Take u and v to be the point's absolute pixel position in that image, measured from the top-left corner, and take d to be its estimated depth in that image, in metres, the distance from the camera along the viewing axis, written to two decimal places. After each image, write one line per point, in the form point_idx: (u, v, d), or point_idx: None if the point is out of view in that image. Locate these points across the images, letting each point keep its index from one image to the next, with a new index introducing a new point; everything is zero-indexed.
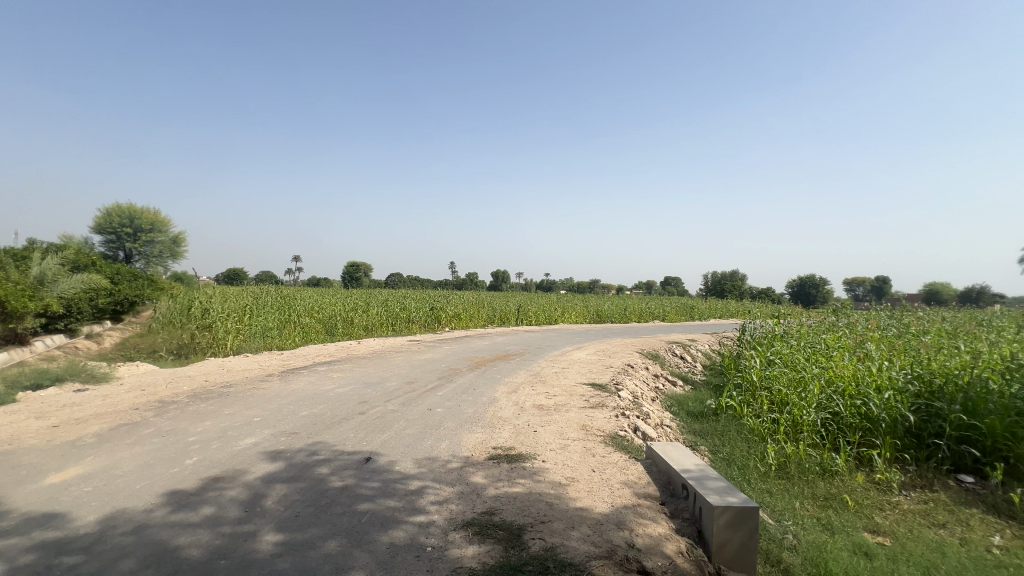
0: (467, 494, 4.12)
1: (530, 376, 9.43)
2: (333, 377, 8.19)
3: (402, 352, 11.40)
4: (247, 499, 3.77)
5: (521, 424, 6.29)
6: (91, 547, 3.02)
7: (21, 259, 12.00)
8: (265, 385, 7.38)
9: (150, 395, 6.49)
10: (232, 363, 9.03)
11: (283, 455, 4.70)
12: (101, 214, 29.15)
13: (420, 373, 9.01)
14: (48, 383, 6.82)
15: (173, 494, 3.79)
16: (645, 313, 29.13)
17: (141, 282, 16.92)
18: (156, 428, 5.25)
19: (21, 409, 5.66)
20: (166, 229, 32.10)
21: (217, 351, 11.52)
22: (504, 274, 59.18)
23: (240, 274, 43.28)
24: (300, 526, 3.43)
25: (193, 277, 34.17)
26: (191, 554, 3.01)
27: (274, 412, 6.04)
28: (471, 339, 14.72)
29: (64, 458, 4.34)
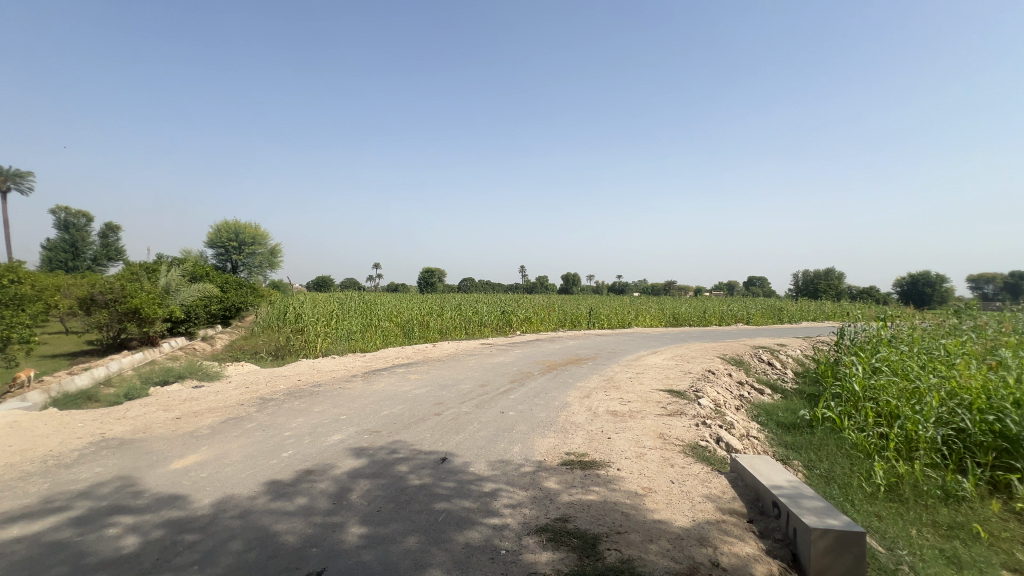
0: (540, 499, 4.10)
1: (603, 381, 9.21)
2: (411, 379, 8.56)
3: (474, 355, 11.65)
4: (334, 492, 4.03)
5: (594, 430, 6.15)
6: (207, 528, 3.38)
7: (151, 271, 13.87)
8: (349, 386, 7.86)
9: (252, 393, 7.17)
10: (322, 364, 9.77)
11: (366, 452, 4.98)
12: (212, 230, 32.93)
13: (492, 376, 9.17)
14: (172, 380, 7.80)
15: (272, 483, 4.14)
16: (725, 316, 27.46)
17: (244, 290, 18.89)
18: (257, 422, 5.78)
19: (152, 402, 6.52)
20: (263, 241, 35.42)
21: (308, 353, 12.54)
22: (574, 276, 58.51)
23: (328, 281, 46.90)
24: (382, 520, 3.60)
25: (287, 285, 37.59)
26: (288, 540, 3.27)
27: (357, 411, 6.41)
28: (542, 343, 14.68)
29: (184, 446, 4.92)
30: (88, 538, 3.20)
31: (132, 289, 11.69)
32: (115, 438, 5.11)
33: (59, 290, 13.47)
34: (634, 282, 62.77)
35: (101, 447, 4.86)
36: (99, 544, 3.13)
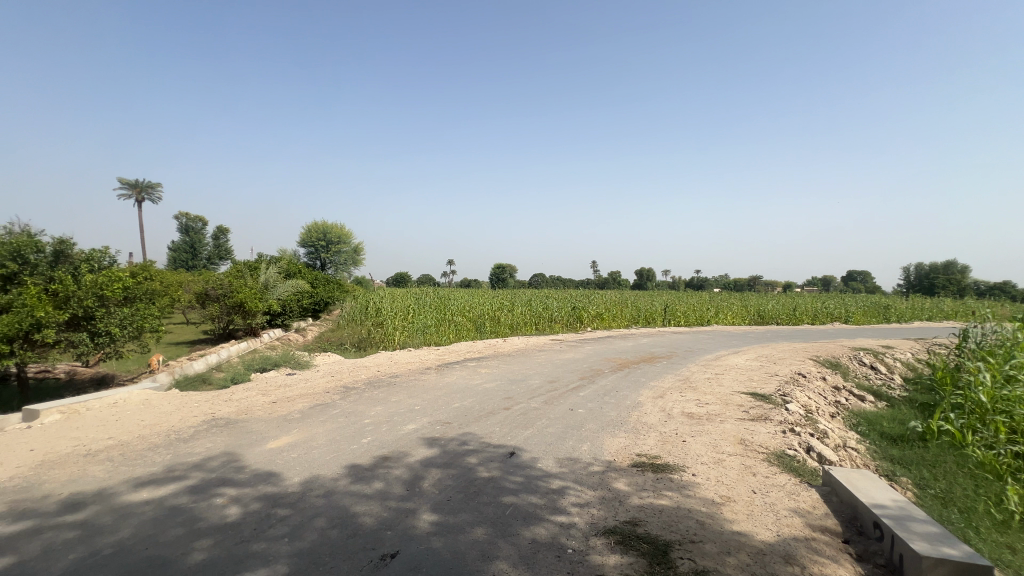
0: (609, 500, 4.00)
1: (678, 380, 8.80)
2: (481, 372, 8.76)
3: (544, 351, 11.64)
4: (408, 479, 4.22)
5: (667, 432, 5.91)
6: (296, 504, 3.69)
7: (254, 268, 15.42)
8: (424, 378, 8.19)
9: (337, 381, 7.74)
10: (399, 355, 10.30)
11: (438, 442, 5.17)
12: (304, 231, 36.00)
13: (562, 372, 9.12)
14: (269, 367, 8.63)
15: (352, 467, 4.43)
16: (820, 314, 25.09)
17: (331, 285, 20.41)
18: (340, 409, 6.22)
19: (253, 387, 7.26)
20: (347, 240, 37.97)
21: (387, 345, 13.27)
22: (649, 271, 56.43)
23: (406, 277, 49.33)
24: (452, 510, 3.71)
25: (370, 281, 40.07)
26: (366, 521, 3.48)
27: (431, 402, 6.67)
28: (613, 341, 14.33)
29: (279, 428, 5.42)
30: (200, 505, 3.63)
31: (237, 285, 13.14)
32: (223, 418, 5.76)
33: (181, 285, 15.43)
34: (715, 278, 59.28)
35: (212, 425, 5.50)
36: (209, 511, 3.53)
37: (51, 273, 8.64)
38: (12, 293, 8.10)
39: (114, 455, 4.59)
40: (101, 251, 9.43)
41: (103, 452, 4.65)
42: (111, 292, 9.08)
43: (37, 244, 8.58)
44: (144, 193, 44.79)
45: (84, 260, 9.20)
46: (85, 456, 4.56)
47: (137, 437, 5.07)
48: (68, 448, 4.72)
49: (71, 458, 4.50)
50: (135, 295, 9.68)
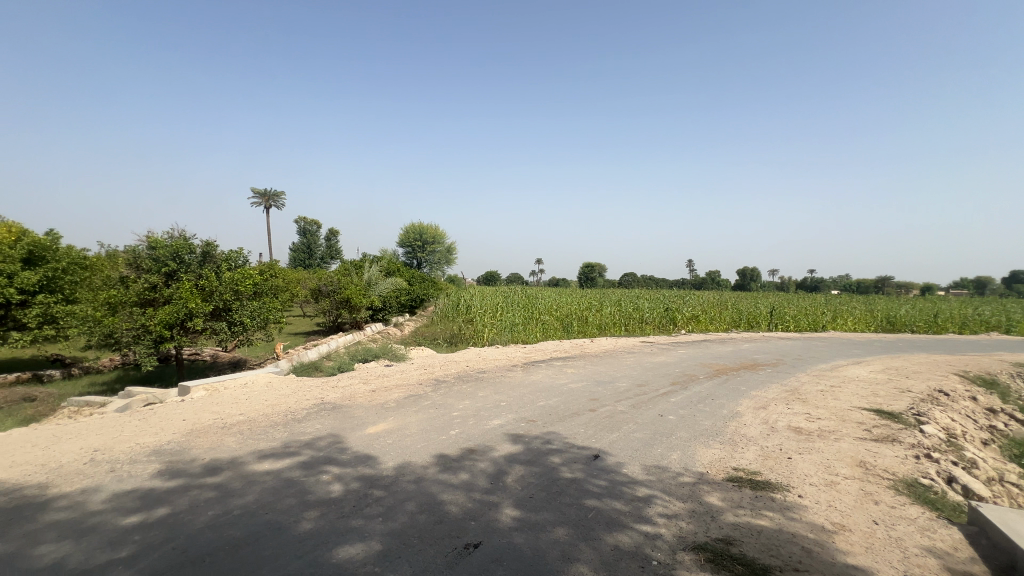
0: (700, 514, 3.76)
1: (785, 391, 8.01)
2: (567, 372, 8.71)
3: (633, 353, 11.25)
4: (492, 473, 4.33)
5: (769, 446, 5.40)
6: (390, 487, 3.97)
7: (359, 267, 16.82)
8: (510, 375, 8.34)
9: (430, 374, 8.18)
10: (487, 352, 10.61)
11: (522, 439, 5.23)
12: (403, 232, 38.62)
13: (652, 376, 8.76)
14: (370, 358, 9.37)
15: (441, 457, 4.65)
16: (970, 321, 21.30)
17: (426, 283, 21.60)
18: (431, 401, 6.56)
19: (357, 376, 7.94)
20: (441, 241, 39.86)
21: (477, 342, 13.73)
22: (753, 270, 51.91)
23: (495, 276, 50.66)
24: (534, 507, 3.73)
25: (462, 280, 41.74)
26: (452, 510, 3.63)
27: (516, 399, 6.78)
28: (710, 345, 13.41)
29: (377, 415, 5.86)
30: (309, 479, 4.05)
31: (344, 282, 14.47)
32: (331, 403, 6.37)
33: (300, 282, 17.31)
34: (833, 278, 52.96)
35: (321, 409, 6.11)
36: (317, 486, 3.93)
37: (200, 270, 10.17)
38: (172, 287, 9.69)
39: (244, 429, 5.29)
40: (237, 252, 10.88)
41: (236, 426, 5.38)
42: (244, 287, 10.47)
43: (190, 247, 10.17)
44: (272, 202, 50.91)
45: (224, 259, 10.70)
46: (222, 428, 5.32)
47: (262, 415, 5.80)
48: (210, 420, 5.54)
49: (212, 429, 5.27)
50: (263, 291, 11.05)
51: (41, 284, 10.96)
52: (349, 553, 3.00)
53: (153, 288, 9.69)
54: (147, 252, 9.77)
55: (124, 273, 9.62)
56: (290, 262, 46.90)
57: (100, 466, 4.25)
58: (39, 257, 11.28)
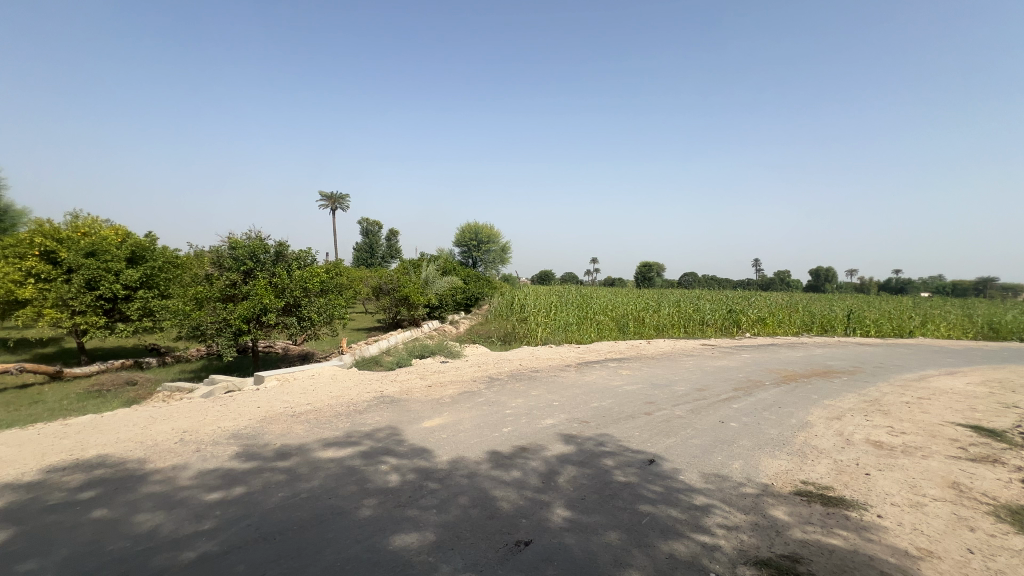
0: (763, 528, 3.55)
1: (863, 402, 7.38)
2: (622, 374, 8.53)
3: (692, 356, 10.81)
4: (544, 472, 4.33)
5: (844, 460, 5.01)
6: (444, 480, 4.07)
7: (417, 266, 17.38)
8: (563, 374, 8.28)
9: (484, 372, 8.31)
10: (540, 351, 10.62)
11: (575, 440, 5.19)
12: (459, 232, 39.58)
13: (712, 380, 8.38)
14: (427, 354, 9.67)
15: (493, 453, 4.71)
16: None
17: (481, 282, 21.94)
18: (485, 398, 6.66)
19: (414, 371, 8.22)
20: (496, 240, 40.28)
21: (530, 341, 13.76)
22: (829, 270, 48.24)
23: (550, 275, 50.55)
24: (586, 509, 3.69)
25: (516, 279, 41.97)
26: (503, 506, 3.66)
27: (569, 400, 6.73)
28: (778, 349, 12.62)
29: (433, 410, 6.04)
30: (369, 468, 4.24)
31: (403, 281, 15.05)
32: (389, 396, 6.64)
33: (363, 280, 18.17)
34: (923, 279, 48.12)
35: (381, 401, 6.38)
36: (376, 475, 4.11)
37: (273, 269, 10.94)
38: (249, 285, 10.50)
39: (310, 417, 5.64)
40: (306, 252, 11.58)
41: (304, 415, 5.74)
42: (312, 285, 11.13)
43: (265, 247, 10.96)
44: (337, 204, 53.73)
45: (294, 259, 11.43)
46: (291, 416, 5.69)
47: (327, 405, 6.15)
48: (281, 408, 5.95)
49: (283, 417, 5.66)
50: (328, 288, 11.69)
51: (142, 280, 12.26)
52: (405, 542, 3.12)
53: (233, 285, 10.55)
54: (228, 252, 10.66)
55: (209, 271, 10.55)
56: (354, 262, 49.33)
57: (188, 446, 4.69)
58: (140, 256, 12.63)
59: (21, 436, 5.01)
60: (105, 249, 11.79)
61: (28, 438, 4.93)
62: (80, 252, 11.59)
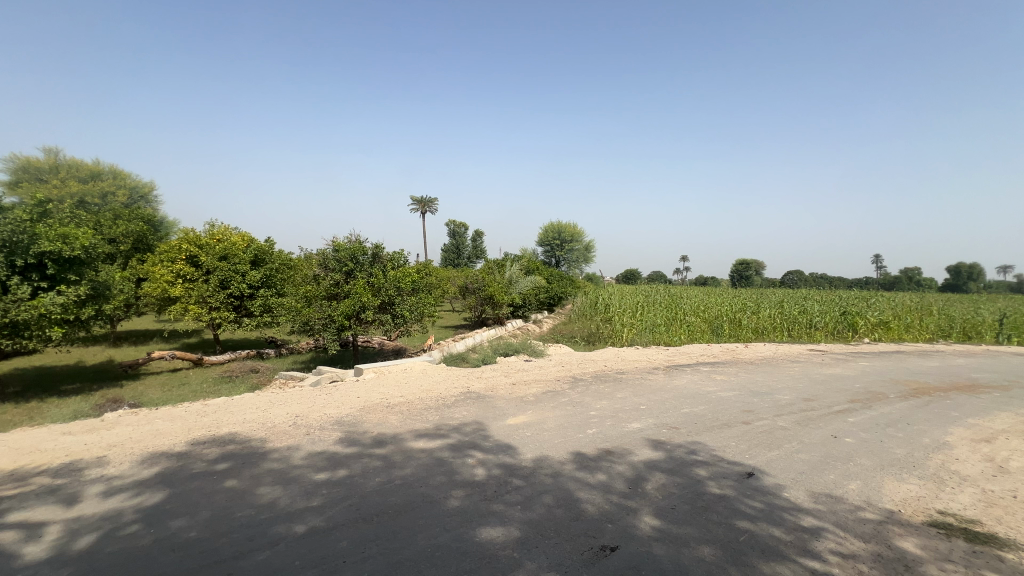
0: (887, 560, 3.12)
1: (1022, 423, 6.20)
2: (716, 379, 8.00)
3: (798, 362, 9.83)
4: (631, 477, 4.19)
5: (995, 490, 4.25)
6: (528, 477, 4.11)
7: (501, 266, 17.73)
8: (650, 377, 7.96)
9: (569, 372, 8.25)
10: (626, 352, 10.32)
11: (664, 446, 4.96)
12: (543, 232, 39.85)
13: (822, 389, 7.57)
14: (511, 353, 9.83)
15: (578, 454, 4.66)
16: None
17: (564, 282, 21.84)
18: (569, 398, 6.62)
19: (499, 369, 8.39)
20: (579, 239, 39.98)
21: (615, 342, 13.49)
22: (972, 267, 41.32)
23: (635, 275, 49.03)
24: (677, 519, 3.51)
25: (600, 278, 41.12)
26: (588, 509, 3.60)
27: (657, 404, 6.45)
28: (906, 358, 11.06)
29: (517, 408, 6.12)
30: (457, 461, 4.40)
31: (488, 280, 15.48)
32: (475, 392, 6.85)
33: (451, 280, 18.96)
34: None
35: (467, 397, 6.60)
36: (464, 468, 4.25)
37: (370, 269, 11.80)
38: (350, 284, 11.42)
39: (403, 409, 6.00)
40: (399, 253, 12.32)
41: (398, 406, 6.13)
42: (405, 284, 11.83)
43: (364, 249, 11.85)
44: (426, 208, 56.48)
45: (389, 260, 12.21)
46: (387, 406, 6.11)
47: (418, 398, 6.50)
48: (377, 399, 6.40)
49: (380, 407, 6.09)
50: (419, 287, 12.32)
51: (263, 280, 13.92)
52: (490, 535, 3.18)
53: (336, 284, 11.55)
54: (332, 254, 11.69)
55: (317, 272, 11.65)
56: (442, 262, 51.58)
57: (300, 429, 5.22)
58: (261, 259, 14.33)
59: (173, 412, 5.93)
60: (234, 253, 13.57)
61: (178, 414, 5.81)
62: (216, 256, 13.44)
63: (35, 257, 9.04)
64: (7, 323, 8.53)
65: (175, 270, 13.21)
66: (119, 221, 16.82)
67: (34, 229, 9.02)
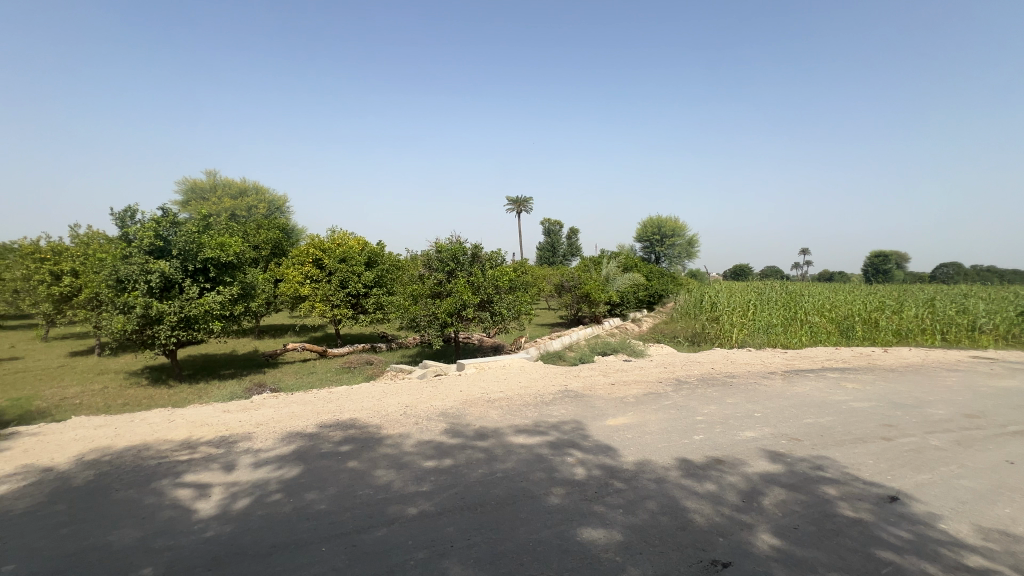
0: None
1: None
2: (847, 387, 7.07)
3: (957, 371, 8.30)
4: (744, 490, 3.86)
5: None
6: (629, 481, 3.99)
7: (597, 264, 17.45)
8: (765, 383, 7.26)
9: (672, 373, 7.85)
10: (736, 354, 9.55)
11: (783, 459, 4.50)
12: (641, 228, 38.44)
13: (991, 405, 6.31)
14: (609, 352, 9.62)
15: (684, 461, 4.41)
16: None
17: (665, 279, 20.84)
18: (673, 401, 6.30)
19: (597, 368, 8.25)
20: (682, 234, 37.84)
21: (723, 342, 12.85)
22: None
23: (746, 270, 45.20)
24: (800, 541, 3.17)
25: (705, 275, 38.53)
26: (696, 519, 3.40)
27: (774, 412, 5.87)
28: None
29: (617, 409, 5.97)
30: (557, 459, 4.42)
31: (585, 278, 15.33)
32: (573, 391, 6.81)
33: (548, 278, 19.08)
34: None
35: (565, 395, 6.59)
36: (564, 466, 4.25)
37: (470, 269, 12.31)
38: (451, 283, 12.00)
39: (503, 404, 6.16)
40: (497, 252, 12.68)
41: (498, 401, 6.32)
42: (502, 283, 12.15)
43: (464, 249, 12.38)
44: (521, 207, 57.36)
45: (487, 259, 12.62)
46: (487, 401, 6.33)
47: (517, 394, 6.64)
48: (478, 393, 6.66)
49: (481, 401, 6.33)
50: (516, 286, 12.58)
51: (375, 280, 15.21)
52: (592, 536, 3.14)
53: (439, 283, 12.22)
54: (435, 255, 12.40)
55: (422, 272, 12.44)
56: (537, 260, 52.08)
57: (410, 418, 5.62)
58: (374, 261, 15.69)
59: (305, 397, 6.73)
60: (351, 256, 15.02)
61: (309, 399, 6.59)
62: (336, 259, 14.99)
63: (201, 263, 10.83)
64: (181, 318, 10.31)
65: (303, 272, 14.94)
66: (261, 230, 19.50)
67: (199, 239, 10.80)
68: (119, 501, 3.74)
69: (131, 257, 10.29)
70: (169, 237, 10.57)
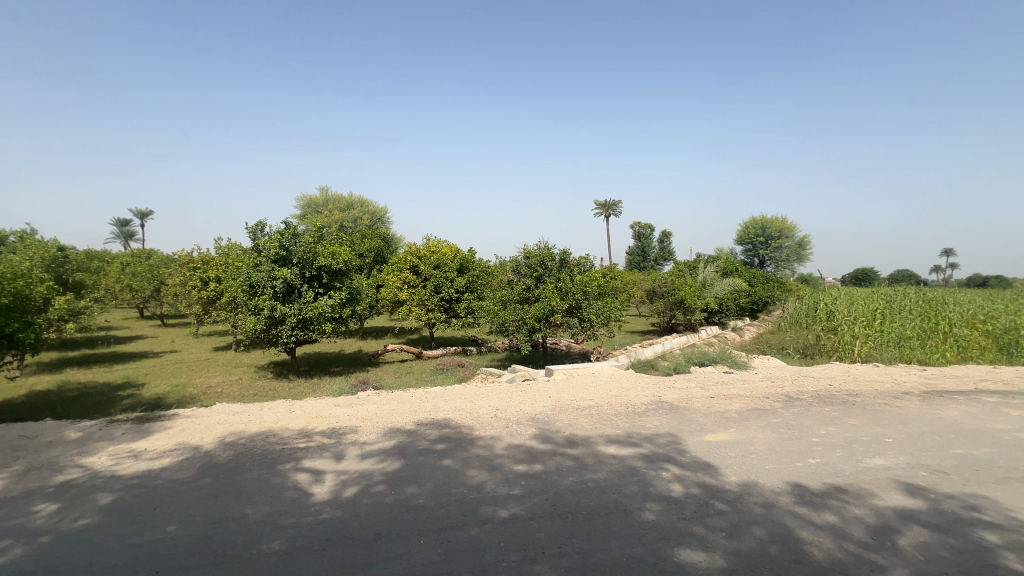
0: None
1: None
2: (1011, 414, 5.91)
3: None
4: (873, 525, 3.39)
5: None
6: (733, 503, 3.69)
7: (692, 268, 16.48)
8: (898, 404, 6.33)
9: (781, 388, 7.15)
10: (860, 370, 8.46)
11: (924, 494, 3.88)
12: (742, 229, 35.91)
13: None
14: (706, 363, 9.03)
15: (797, 487, 3.99)
16: None
17: (770, 284, 19.10)
18: (782, 419, 5.73)
19: (693, 380, 7.78)
20: (791, 234, 34.54)
21: (843, 356, 11.18)
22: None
23: (870, 275, 39.97)
24: None
25: (819, 279, 34.76)
26: (813, 552, 3.05)
27: (910, 438, 5.09)
28: None
29: (718, 424, 5.56)
30: (651, 473, 4.23)
31: (679, 284, 14.61)
32: (667, 402, 6.48)
33: (638, 283, 18.40)
34: None
35: (659, 406, 6.29)
36: (658, 481, 4.06)
37: (558, 274, 12.29)
38: (540, 288, 12.08)
39: (593, 413, 6.04)
40: (585, 257, 12.51)
41: (588, 409, 6.21)
42: (591, 289, 11.99)
43: (552, 255, 12.41)
44: (609, 210, 56.11)
45: (575, 264, 12.51)
46: (577, 408, 6.25)
47: (607, 403, 6.48)
48: (567, 400, 6.61)
49: (571, 408, 6.28)
50: (605, 292, 12.33)
51: (466, 286, 15.79)
52: (692, 559, 2.95)
53: (528, 289, 12.37)
54: (524, 261, 12.56)
55: (510, 278, 12.66)
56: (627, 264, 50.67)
57: (500, 422, 5.73)
58: (466, 267, 16.30)
59: (404, 396, 7.18)
60: (444, 262, 15.75)
61: (407, 398, 7.01)
62: (431, 265, 15.79)
63: (316, 270, 12.05)
64: (300, 319, 11.55)
65: (402, 278, 15.96)
66: (366, 240, 21.21)
67: (315, 249, 12.03)
68: (252, 479, 4.27)
69: (261, 265, 11.75)
70: (290, 247, 11.90)
